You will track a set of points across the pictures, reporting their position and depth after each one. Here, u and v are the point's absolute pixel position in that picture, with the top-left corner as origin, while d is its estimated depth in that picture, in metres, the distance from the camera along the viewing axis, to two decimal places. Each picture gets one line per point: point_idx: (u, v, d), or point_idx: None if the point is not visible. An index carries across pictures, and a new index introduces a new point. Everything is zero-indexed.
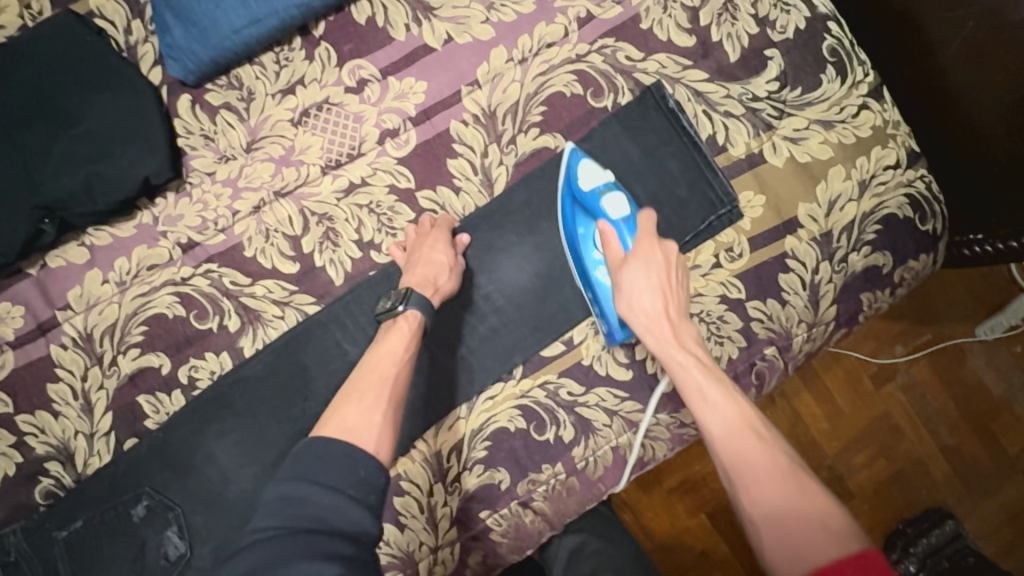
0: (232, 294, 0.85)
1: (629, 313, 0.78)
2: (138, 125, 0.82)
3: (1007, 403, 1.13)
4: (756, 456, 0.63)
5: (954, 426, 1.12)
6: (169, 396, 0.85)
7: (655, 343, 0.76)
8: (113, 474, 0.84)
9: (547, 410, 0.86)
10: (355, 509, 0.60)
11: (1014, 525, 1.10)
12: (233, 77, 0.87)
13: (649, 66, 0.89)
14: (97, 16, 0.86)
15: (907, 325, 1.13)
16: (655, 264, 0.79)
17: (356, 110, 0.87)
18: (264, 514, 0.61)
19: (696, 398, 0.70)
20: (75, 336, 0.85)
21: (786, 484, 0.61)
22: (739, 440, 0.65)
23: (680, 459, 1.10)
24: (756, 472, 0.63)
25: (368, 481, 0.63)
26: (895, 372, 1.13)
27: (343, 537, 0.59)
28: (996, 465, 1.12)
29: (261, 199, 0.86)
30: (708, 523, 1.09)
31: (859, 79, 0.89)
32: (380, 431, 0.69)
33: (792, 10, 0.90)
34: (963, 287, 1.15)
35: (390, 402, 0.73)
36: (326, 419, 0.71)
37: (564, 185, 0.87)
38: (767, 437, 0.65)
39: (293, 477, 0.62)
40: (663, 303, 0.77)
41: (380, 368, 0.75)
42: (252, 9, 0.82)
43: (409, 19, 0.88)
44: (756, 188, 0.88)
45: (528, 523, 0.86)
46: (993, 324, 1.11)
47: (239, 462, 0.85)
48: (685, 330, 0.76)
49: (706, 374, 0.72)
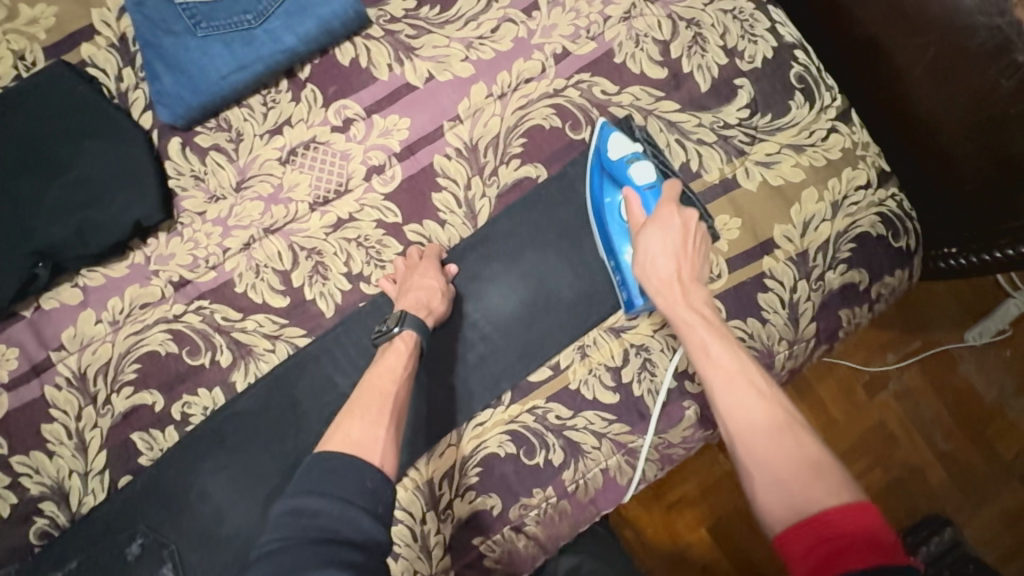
0: (223, 329, 0.87)
1: (643, 276, 0.78)
2: (131, 168, 0.85)
3: (1000, 408, 1.15)
4: (755, 410, 0.64)
5: (949, 433, 1.14)
6: (163, 433, 0.86)
7: (664, 305, 0.75)
8: (108, 512, 0.85)
9: (536, 435, 0.88)
10: (365, 518, 0.62)
11: (1013, 531, 1.11)
12: (222, 119, 0.90)
13: (623, 99, 0.92)
14: (88, 65, 0.89)
15: (896, 333, 1.16)
16: (671, 229, 0.78)
17: (342, 148, 0.90)
18: (274, 526, 0.62)
19: (699, 353, 0.70)
20: (69, 376, 0.86)
21: (786, 440, 0.61)
22: (741, 396, 0.65)
23: (678, 474, 1.11)
24: (757, 429, 0.62)
25: (376, 493, 0.65)
26: (888, 380, 1.15)
27: (353, 546, 0.60)
28: (992, 469, 1.13)
29: (251, 237, 0.88)
30: (708, 537, 1.09)
31: (827, 104, 0.93)
32: (384, 444, 0.70)
33: (760, 41, 0.93)
34: (950, 294, 1.17)
35: (391, 417, 0.74)
36: (330, 433, 0.72)
37: (593, 156, 0.90)
38: (770, 394, 0.65)
39: (304, 489, 0.64)
40: (676, 266, 0.76)
41: (380, 384, 0.77)
42: (239, 56, 0.85)
43: (391, 59, 0.91)
44: (731, 212, 0.91)
45: (521, 548, 0.87)
46: (982, 329, 1.13)
47: (233, 497, 0.86)
48: (696, 293, 0.75)
49: (711, 333, 0.71)
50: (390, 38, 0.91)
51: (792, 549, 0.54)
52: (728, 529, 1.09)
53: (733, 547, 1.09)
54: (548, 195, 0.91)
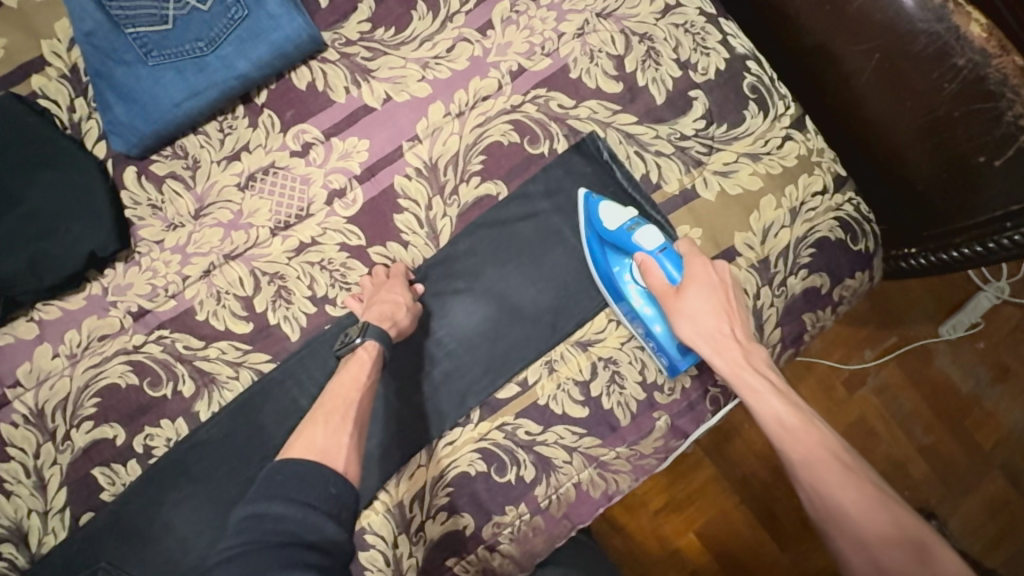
0: (185, 358, 0.86)
1: (695, 339, 0.81)
2: (84, 199, 0.84)
3: (978, 401, 1.16)
4: (840, 484, 0.68)
5: (929, 426, 1.15)
6: (125, 466, 0.85)
7: (728, 369, 0.79)
8: (69, 551, 0.83)
9: (506, 451, 0.87)
10: (329, 523, 0.61)
11: (996, 518, 1.13)
12: (178, 146, 0.89)
13: (581, 113, 0.93)
14: (40, 96, 0.88)
15: (873, 329, 1.17)
16: (713, 287, 0.82)
17: (302, 172, 0.90)
18: (235, 533, 0.60)
19: (771, 421, 0.75)
20: (26, 413, 0.84)
21: (877, 515, 0.65)
22: (823, 469, 0.70)
23: (666, 481, 1.10)
24: (842, 499, 0.68)
25: (340, 499, 0.64)
26: (867, 377, 1.16)
27: (317, 549, 0.58)
28: (974, 461, 1.14)
29: (211, 263, 0.88)
30: (697, 542, 1.09)
31: (781, 112, 0.95)
32: (348, 452, 0.69)
33: (712, 53, 0.94)
34: (923, 289, 1.19)
35: (355, 426, 0.73)
36: (293, 441, 0.71)
37: (587, 228, 0.90)
38: (849, 462, 0.70)
39: (267, 496, 0.62)
40: (728, 326, 0.80)
41: (343, 394, 0.76)
42: (192, 83, 0.85)
43: (348, 81, 0.91)
44: (691, 222, 0.92)
45: (497, 566, 0.86)
46: (955, 323, 1.16)
47: (199, 529, 0.84)
48: (755, 351, 0.80)
49: (781, 399, 0.75)
50: (346, 60, 0.91)
51: None
52: (718, 534, 1.09)
53: (723, 551, 1.09)
54: (510, 211, 0.92)
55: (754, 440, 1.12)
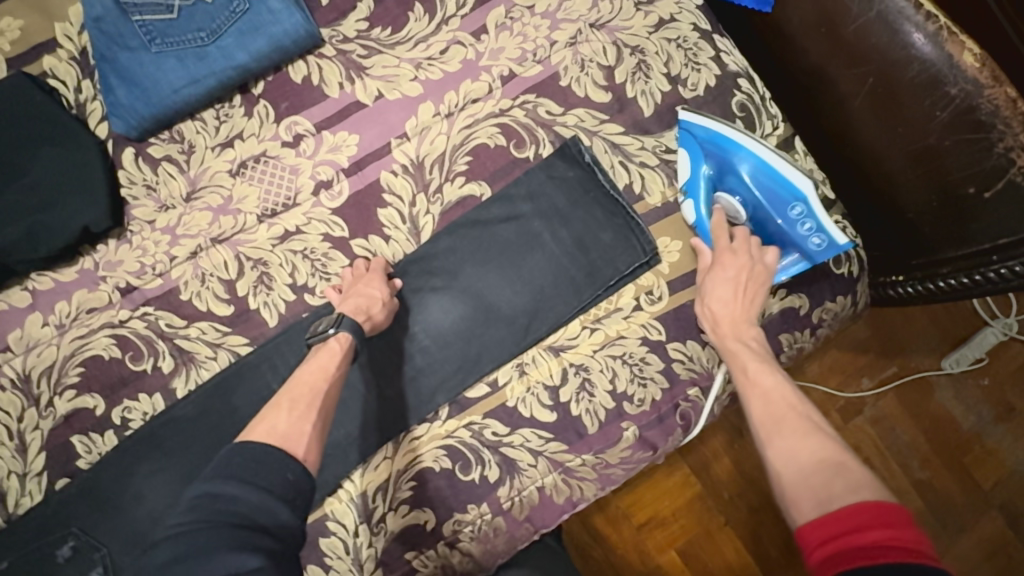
0: (167, 336, 0.89)
1: (701, 315, 0.86)
2: (82, 176, 0.87)
3: (979, 437, 1.13)
4: (788, 421, 0.69)
5: (926, 460, 1.13)
6: (102, 436, 0.87)
7: (715, 336, 0.84)
8: (42, 514, 0.85)
9: (472, 450, 0.88)
10: (281, 508, 0.62)
11: (993, 562, 1.10)
12: (176, 131, 0.92)
13: (568, 120, 0.94)
14: (49, 76, 0.92)
15: (873, 358, 1.15)
16: (728, 275, 0.84)
17: (292, 162, 0.92)
18: (187, 511, 0.62)
19: (740, 374, 0.78)
20: (13, 378, 0.88)
21: (814, 446, 0.65)
22: (774, 411, 0.72)
23: (650, 495, 1.10)
24: (785, 433, 0.68)
25: (296, 485, 0.65)
26: (863, 407, 1.14)
27: (266, 532, 0.60)
28: (969, 499, 1.12)
29: (198, 246, 0.90)
30: (678, 559, 1.09)
31: (768, 132, 0.96)
32: (310, 439, 0.71)
33: (703, 69, 0.95)
34: (927, 319, 1.16)
35: (319, 413, 0.75)
36: (255, 425, 0.72)
37: None
38: (802, 411, 0.71)
39: (223, 475, 0.63)
40: (732, 307, 0.83)
41: (310, 382, 0.77)
42: (192, 70, 0.88)
43: (342, 78, 0.93)
44: (673, 234, 0.92)
45: (456, 564, 0.87)
46: (959, 357, 1.13)
47: (167, 502, 0.87)
48: (748, 328, 0.82)
49: (754, 358, 0.79)
50: (342, 57, 0.93)
51: (810, 536, 0.56)
52: (699, 551, 1.08)
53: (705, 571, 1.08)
54: (492, 212, 0.93)
55: (741, 460, 1.10)
